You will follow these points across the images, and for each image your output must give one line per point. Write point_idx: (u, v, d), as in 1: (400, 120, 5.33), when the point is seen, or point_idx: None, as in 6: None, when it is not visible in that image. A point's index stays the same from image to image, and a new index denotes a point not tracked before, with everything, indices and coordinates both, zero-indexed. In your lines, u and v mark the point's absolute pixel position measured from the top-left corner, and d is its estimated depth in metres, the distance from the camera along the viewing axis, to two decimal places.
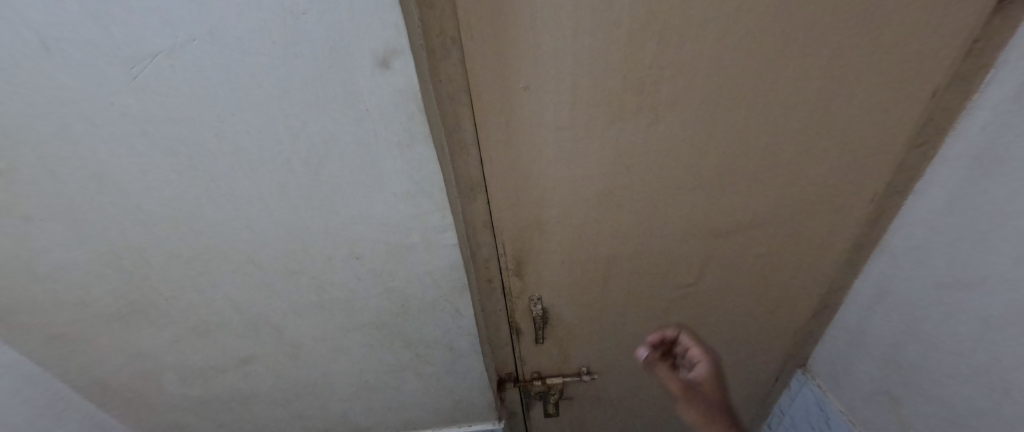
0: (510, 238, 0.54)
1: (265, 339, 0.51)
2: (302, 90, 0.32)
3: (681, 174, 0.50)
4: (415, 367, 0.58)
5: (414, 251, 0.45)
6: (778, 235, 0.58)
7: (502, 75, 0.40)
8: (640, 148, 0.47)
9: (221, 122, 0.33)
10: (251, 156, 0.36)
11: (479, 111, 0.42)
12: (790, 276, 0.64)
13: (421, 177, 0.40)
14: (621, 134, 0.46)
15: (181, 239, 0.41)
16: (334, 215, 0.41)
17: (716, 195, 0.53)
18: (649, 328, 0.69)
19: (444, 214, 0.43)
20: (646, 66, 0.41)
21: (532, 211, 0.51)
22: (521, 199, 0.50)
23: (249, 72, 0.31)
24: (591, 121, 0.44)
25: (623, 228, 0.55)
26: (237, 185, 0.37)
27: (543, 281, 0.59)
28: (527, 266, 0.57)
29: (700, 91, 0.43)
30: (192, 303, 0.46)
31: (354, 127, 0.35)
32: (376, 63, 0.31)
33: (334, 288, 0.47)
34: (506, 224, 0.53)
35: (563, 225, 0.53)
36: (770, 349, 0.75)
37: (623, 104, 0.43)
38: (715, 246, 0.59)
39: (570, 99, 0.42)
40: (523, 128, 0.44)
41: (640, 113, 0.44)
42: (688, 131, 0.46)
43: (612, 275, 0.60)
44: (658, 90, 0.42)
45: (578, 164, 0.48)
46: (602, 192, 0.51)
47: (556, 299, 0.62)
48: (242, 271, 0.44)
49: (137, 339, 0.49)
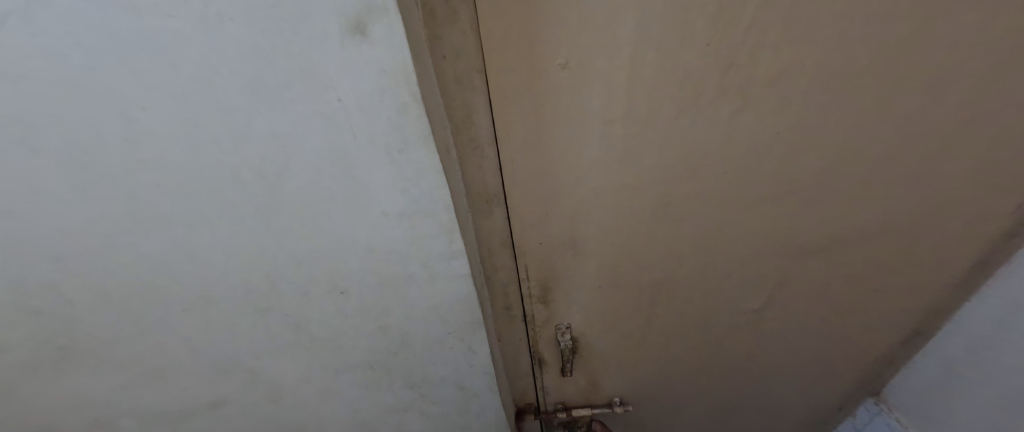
0: (534, 258, 0.43)
1: (244, 366, 0.44)
2: (246, 68, 0.24)
3: (772, 186, 0.37)
4: (419, 394, 0.51)
5: (414, 283, 0.38)
6: (890, 268, 0.44)
7: (532, 47, 0.28)
8: (715, 148, 0.34)
9: (133, 117, 0.25)
10: (200, 165, 0.28)
11: (498, 101, 0.31)
12: (891, 313, 0.49)
13: (420, 192, 0.31)
14: (692, 129, 0.32)
15: (109, 268, 0.33)
16: (313, 235, 0.33)
17: (808, 209, 0.39)
18: (694, 361, 0.57)
19: (452, 239, 0.34)
20: (744, 30, 0.27)
21: (565, 227, 0.40)
22: (551, 213, 0.39)
23: (155, 42, 0.22)
24: (657, 116, 0.31)
25: (680, 249, 0.42)
26: (171, 202, 0.29)
27: (573, 307, 0.49)
28: (554, 290, 0.47)
29: (815, 64, 0.29)
30: (140, 344, 0.39)
31: (326, 127, 0.27)
32: (345, 30, 0.22)
33: (318, 312, 0.39)
34: (531, 242, 0.42)
35: (606, 245, 0.42)
36: (840, 384, 0.61)
37: (701, 86, 0.30)
38: (792, 272, 0.45)
39: (625, 84, 0.29)
40: (557, 123, 0.32)
41: (724, 99, 0.30)
42: (792, 127, 0.33)
43: (660, 304, 0.49)
44: (755, 65, 0.28)
45: (627, 169, 0.35)
46: (656, 205, 0.38)
47: (588, 327, 0.52)
48: (199, 308, 0.37)
49: (80, 388, 0.42)
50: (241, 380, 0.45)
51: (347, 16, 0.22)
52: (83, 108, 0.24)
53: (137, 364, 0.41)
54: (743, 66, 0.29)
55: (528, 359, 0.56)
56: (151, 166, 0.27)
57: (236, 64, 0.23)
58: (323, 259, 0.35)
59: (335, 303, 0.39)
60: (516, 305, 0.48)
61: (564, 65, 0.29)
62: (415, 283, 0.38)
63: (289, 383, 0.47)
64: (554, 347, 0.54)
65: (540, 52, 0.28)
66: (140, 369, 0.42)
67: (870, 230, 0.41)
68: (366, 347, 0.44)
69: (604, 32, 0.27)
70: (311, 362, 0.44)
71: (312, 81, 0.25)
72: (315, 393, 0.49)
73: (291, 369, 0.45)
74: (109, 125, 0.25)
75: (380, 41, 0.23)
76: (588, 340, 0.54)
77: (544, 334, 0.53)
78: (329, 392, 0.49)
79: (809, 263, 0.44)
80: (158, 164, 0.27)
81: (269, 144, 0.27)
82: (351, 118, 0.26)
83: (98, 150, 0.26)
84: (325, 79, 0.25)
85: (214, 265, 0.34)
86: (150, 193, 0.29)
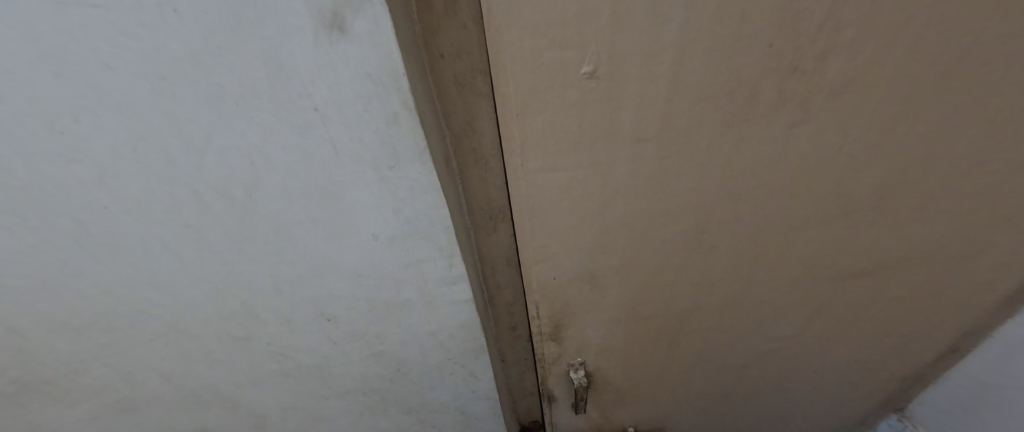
0: (546, 292, 0.39)
1: (224, 395, 0.40)
2: (201, 72, 0.20)
3: (819, 207, 0.33)
4: (417, 419, 0.47)
5: (410, 309, 0.34)
6: (935, 288, 0.40)
7: (553, 54, 0.22)
8: (762, 166, 0.30)
9: (63, 132, 0.21)
10: (155, 186, 0.24)
11: (508, 122, 0.25)
12: (926, 335, 0.46)
13: (413, 212, 0.27)
14: (738, 146, 0.28)
15: (56, 299, 0.29)
16: (293, 261, 0.29)
17: (855, 233, 0.35)
18: (712, 387, 0.53)
19: (452, 262, 0.30)
20: (810, 27, 0.22)
21: (582, 257, 0.35)
22: (567, 245, 0.34)
23: (83, 40, 0.18)
24: (697, 131, 0.27)
25: (711, 275, 0.38)
26: (122, 227, 0.25)
27: (587, 340, 0.45)
28: (568, 324, 0.42)
29: (886, 67, 0.25)
30: (105, 375, 0.35)
31: (301, 142, 0.23)
32: (319, 26, 0.19)
33: (304, 341, 0.35)
34: (543, 277, 0.37)
35: (627, 273, 0.37)
36: (863, 404, 0.57)
37: (753, 96, 0.25)
38: (829, 297, 0.41)
39: (664, 97, 0.25)
40: (580, 148, 0.27)
41: (779, 109, 0.26)
42: (850, 139, 0.28)
43: (684, 332, 0.45)
44: (818, 69, 0.24)
45: (659, 194, 0.31)
46: (689, 231, 0.34)
47: (603, 360, 0.48)
48: (167, 338, 0.33)
49: (40, 421, 0.38)
50: (222, 409, 0.41)
51: (322, 8, 0.18)
52: (5, 118, 0.20)
53: (105, 396, 0.37)
54: (801, 69, 0.24)
55: (533, 380, 0.53)
56: (94, 186, 0.23)
57: (188, 67, 0.19)
58: (306, 285, 0.31)
59: (322, 331, 0.34)
60: (522, 326, 0.45)
61: (590, 75, 0.23)
62: (411, 309, 0.34)
63: (274, 412, 0.43)
64: (564, 382, 0.51)
65: (562, 60, 0.22)
66: (107, 401, 0.38)
67: (924, 250, 0.36)
68: (358, 374, 0.40)
69: (644, 34, 0.22)
70: (299, 389, 0.40)
71: (280, 88, 0.20)
72: (304, 421, 0.45)
73: (275, 399, 0.41)
74: (38, 138, 0.21)
75: (361, 38, 0.19)
76: (602, 371, 0.50)
77: (554, 370, 0.49)
78: (318, 419, 0.45)
79: (846, 285, 0.40)
80: (102, 184, 0.23)
81: (236, 162, 0.23)
82: (331, 130, 0.22)
83: (31, 169, 0.22)
84: (297, 85, 0.20)
85: (182, 293, 0.30)
86: (98, 216, 0.24)
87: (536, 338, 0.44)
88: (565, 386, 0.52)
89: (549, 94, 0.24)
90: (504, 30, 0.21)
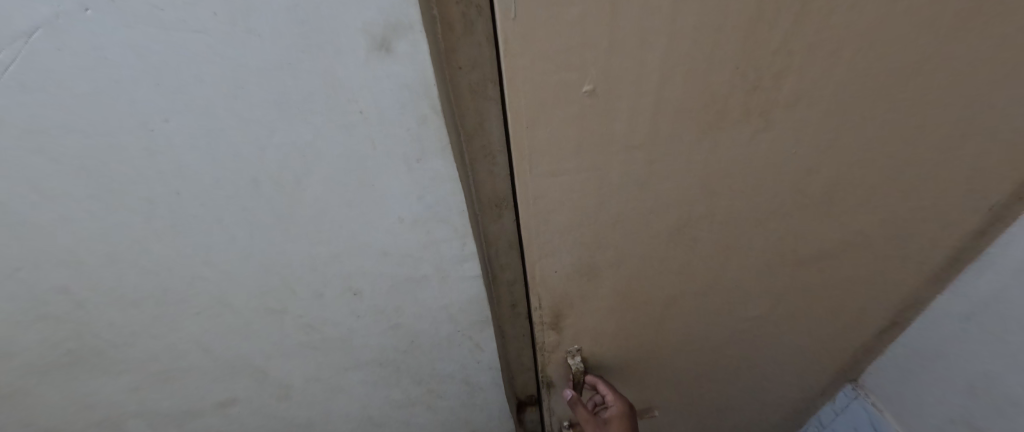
0: (549, 281, 0.44)
1: (255, 365, 0.45)
2: (270, 83, 0.24)
3: (779, 204, 0.39)
4: (426, 390, 0.53)
5: (426, 285, 0.39)
6: (877, 271, 0.47)
7: (559, 82, 0.27)
8: (730, 170, 0.35)
9: (151, 131, 0.25)
10: (220, 175, 0.28)
11: (521, 135, 0.30)
12: (871, 310, 0.52)
13: (435, 199, 0.32)
14: (710, 153, 0.33)
15: (122, 275, 0.33)
16: (329, 241, 0.34)
17: (810, 225, 0.41)
18: (694, 366, 0.60)
19: (464, 242, 0.36)
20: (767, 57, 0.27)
21: (580, 249, 0.40)
22: (567, 239, 0.39)
23: (179, 58, 0.22)
24: (675, 140, 0.32)
25: (691, 264, 0.44)
26: (188, 211, 0.30)
27: (583, 326, 0.50)
28: (568, 311, 0.47)
29: (829, 89, 0.30)
30: (152, 347, 0.40)
31: (345, 139, 0.28)
32: (368, 47, 0.23)
33: (332, 314, 0.40)
34: (547, 266, 0.42)
35: (619, 260, 0.42)
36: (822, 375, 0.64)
37: (721, 110, 0.30)
38: (791, 283, 0.47)
39: (647, 112, 0.29)
40: (579, 155, 0.32)
41: (743, 122, 0.31)
42: (802, 145, 0.34)
43: (669, 316, 0.50)
44: (775, 90, 0.29)
45: (645, 194, 0.36)
46: (672, 226, 0.39)
47: (598, 343, 0.53)
48: (212, 311, 0.38)
49: (89, 390, 0.43)
50: (252, 378, 0.46)
51: (372, 34, 0.23)
52: (105, 121, 0.24)
53: (148, 367, 0.42)
54: (762, 90, 0.29)
55: (530, 355, 0.58)
56: (169, 176, 0.28)
57: (260, 79, 0.24)
58: (338, 263, 0.36)
59: (348, 304, 0.39)
60: (521, 304, 0.50)
61: (589, 94, 0.28)
62: (427, 284, 0.39)
63: (299, 381, 0.48)
64: (563, 369, 0.56)
65: (566, 84, 0.27)
66: (150, 371, 0.42)
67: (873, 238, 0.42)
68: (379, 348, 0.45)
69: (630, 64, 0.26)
70: (323, 360, 0.46)
71: (333, 95, 0.25)
72: (324, 390, 0.50)
73: (301, 369, 0.46)
74: (129, 138, 0.25)
75: (403, 58, 0.24)
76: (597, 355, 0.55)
77: (553, 357, 0.54)
78: (337, 388, 0.50)
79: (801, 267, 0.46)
80: (176, 174, 0.28)
81: (290, 156, 0.28)
82: (371, 130, 0.27)
83: (119, 162, 0.26)
84: (347, 94, 0.25)
85: (231, 270, 0.35)
86: (169, 202, 0.29)
87: (539, 326, 0.49)
88: (562, 371, 0.57)
89: (553, 111, 0.28)
90: (520, 64, 0.25)
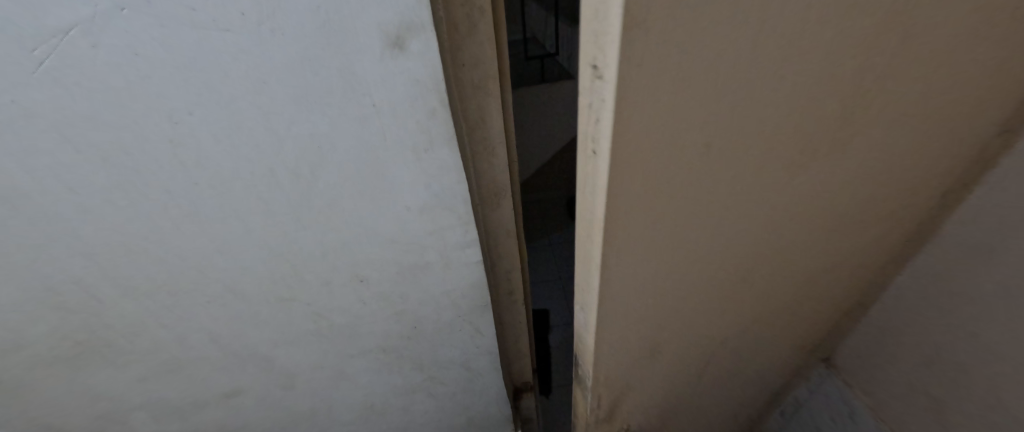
0: (605, 376, 0.33)
1: (261, 354, 0.46)
2: (291, 78, 0.26)
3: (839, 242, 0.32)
4: (427, 376, 0.55)
5: (430, 271, 0.41)
6: None
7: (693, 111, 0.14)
8: (807, 214, 0.27)
9: (175, 123, 0.27)
10: (238, 165, 0.30)
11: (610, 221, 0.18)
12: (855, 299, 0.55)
13: (441, 187, 0.34)
14: (799, 189, 0.24)
15: (137, 264, 0.34)
16: (339, 229, 0.36)
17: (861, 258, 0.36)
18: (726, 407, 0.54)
19: (467, 229, 0.38)
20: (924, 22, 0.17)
21: (647, 334, 0.30)
22: (635, 330, 0.29)
23: (206, 55, 0.24)
24: (775, 183, 0.22)
25: (741, 316, 0.36)
26: (204, 201, 0.31)
27: (631, 401, 0.40)
28: (622, 391, 0.37)
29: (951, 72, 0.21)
30: (160, 337, 0.41)
31: (359, 131, 0.30)
32: (384, 45, 0.25)
33: (339, 301, 0.42)
34: (605, 364, 0.32)
35: (688, 328, 0.33)
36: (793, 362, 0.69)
37: (851, 111, 0.19)
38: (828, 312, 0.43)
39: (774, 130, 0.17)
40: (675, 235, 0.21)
41: (853, 132, 0.21)
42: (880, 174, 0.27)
43: (709, 369, 0.43)
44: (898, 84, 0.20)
45: (718, 263, 0.27)
46: (731, 286, 0.31)
47: (646, 407, 0.44)
48: (222, 299, 0.39)
49: (94, 381, 0.44)
50: (257, 368, 0.48)
51: (388, 33, 0.25)
52: (131, 113, 0.26)
53: (156, 357, 0.43)
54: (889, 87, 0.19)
55: (526, 340, 0.61)
56: (189, 166, 0.29)
57: (282, 74, 0.26)
58: (346, 251, 0.37)
59: (354, 291, 0.41)
60: (518, 290, 0.53)
61: (714, 137, 0.16)
62: (431, 270, 0.41)
63: (304, 369, 0.49)
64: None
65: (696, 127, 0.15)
66: (157, 362, 0.43)
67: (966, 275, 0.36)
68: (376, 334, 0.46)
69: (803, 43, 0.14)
70: (327, 348, 0.47)
71: (350, 89, 0.27)
72: (328, 379, 0.52)
73: (306, 358, 0.48)
74: (155, 129, 0.27)
75: (416, 55, 0.26)
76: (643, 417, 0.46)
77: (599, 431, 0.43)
78: (340, 376, 0.52)
79: None
80: (196, 164, 0.29)
81: (306, 147, 0.30)
82: (384, 122, 0.29)
83: (143, 153, 0.28)
84: (363, 88, 0.27)
85: (243, 259, 0.36)
86: (187, 191, 0.30)
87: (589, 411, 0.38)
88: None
89: (671, 170, 0.16)
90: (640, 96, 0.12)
